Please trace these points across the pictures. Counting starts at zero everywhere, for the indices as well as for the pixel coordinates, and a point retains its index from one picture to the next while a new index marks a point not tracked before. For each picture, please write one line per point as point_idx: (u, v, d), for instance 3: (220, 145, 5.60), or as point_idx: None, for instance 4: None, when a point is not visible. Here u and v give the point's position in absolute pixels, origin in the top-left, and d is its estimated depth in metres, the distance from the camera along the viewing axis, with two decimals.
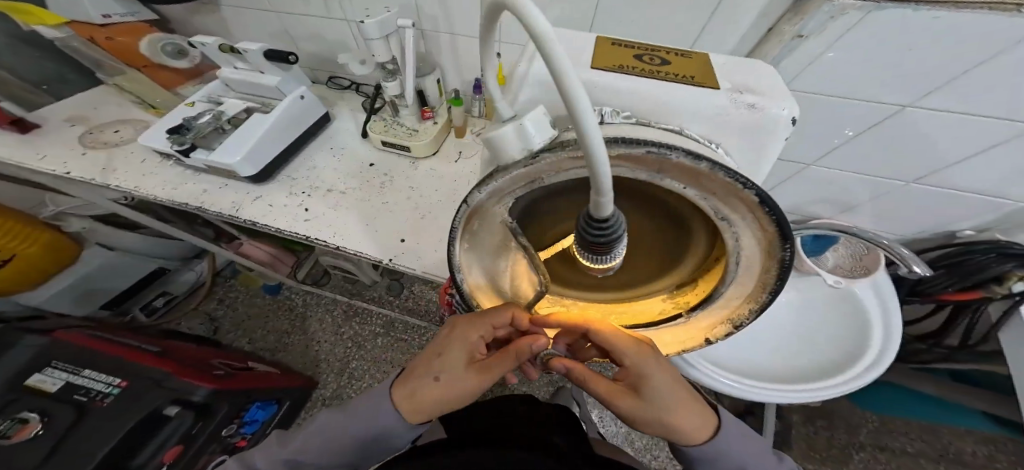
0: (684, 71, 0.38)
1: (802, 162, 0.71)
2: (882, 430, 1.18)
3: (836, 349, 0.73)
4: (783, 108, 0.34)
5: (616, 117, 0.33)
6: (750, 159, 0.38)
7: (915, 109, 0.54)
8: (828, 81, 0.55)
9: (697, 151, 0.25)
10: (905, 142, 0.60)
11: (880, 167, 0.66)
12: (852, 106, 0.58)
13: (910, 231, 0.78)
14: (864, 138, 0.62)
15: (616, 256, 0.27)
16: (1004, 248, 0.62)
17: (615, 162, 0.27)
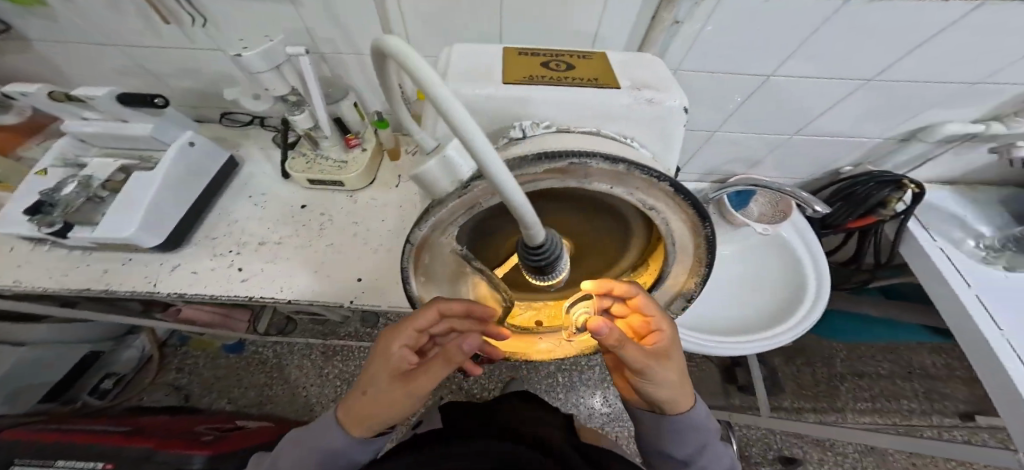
0: (589, 72, 0.41)
1: (704, 129, 0.73)
2: (855, 358, 1.29)
3: (781, 290, 0.78)
4: (676, 99, 0.36)
5: (539, 127, 0.36)
6: (663, 147, 0.40)
7: (778, 77, 0.59)
8: (715, 55, 0.57)
9: (615, 157, 0.28)
10: (783, 106, 0.64)
11: (783, 126, 0.69)
12: (725, 80, 0.61)
13: (802, 175, 0.84)
14: (747, 104, 0.66)
15: (562, 271, 0.30)
16: (880, 176, 0.67)
17: (544, 176, 0.29)
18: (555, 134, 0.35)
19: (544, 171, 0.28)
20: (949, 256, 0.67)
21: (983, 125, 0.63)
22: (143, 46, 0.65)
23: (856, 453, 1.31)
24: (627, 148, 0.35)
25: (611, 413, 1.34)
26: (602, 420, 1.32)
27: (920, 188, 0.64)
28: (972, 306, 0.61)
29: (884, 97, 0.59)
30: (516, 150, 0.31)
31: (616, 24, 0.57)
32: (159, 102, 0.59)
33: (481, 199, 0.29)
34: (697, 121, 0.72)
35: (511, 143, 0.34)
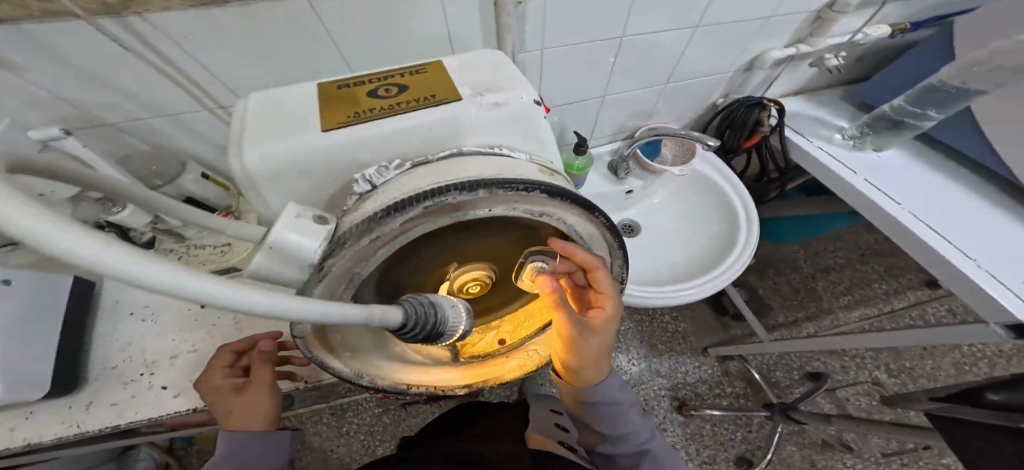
0: (423, 87, 0.31)
1: (596, 94, 0.76)
2: (814, 254, 1.42)
3: (718, 219, 0.88)
4: (522, 92, 0.33)
5: (388, 171, 0.28)
6: (539, 144, 0.35)
7: (629, 38, 0.63)
8: (563, 29, 0.58)
9: (469, 184, 0.27)
10: (646, 58, 0.69)
11: (652, 77, 0.75)
12: (582, 48, 0.63)
13: (691, 114, 0.91)
14: (618, 66, 0.70)
15: (457, 327, 0.29)
16: (749, 99, 0.83)
17: (412, 224, 0.28)
18: (414, 174, 0.28)
19: (403, 223, 0.27)
20: (827, 152, 0.81)
21: (793, 47, 0.77)
22: None
23: (870, 352, 1.35)
24: (494, 161, 0.31)
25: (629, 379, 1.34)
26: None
27: (778, 103, 0.82)
28: (863, 189, 0.75)
29: (715, 35, 0.69)
30: (361, 213, 0.26)
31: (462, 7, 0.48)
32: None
33: (353, 268, 0.27)
34: (589, 87, 0.73)
35: (359, 204, 0.27)
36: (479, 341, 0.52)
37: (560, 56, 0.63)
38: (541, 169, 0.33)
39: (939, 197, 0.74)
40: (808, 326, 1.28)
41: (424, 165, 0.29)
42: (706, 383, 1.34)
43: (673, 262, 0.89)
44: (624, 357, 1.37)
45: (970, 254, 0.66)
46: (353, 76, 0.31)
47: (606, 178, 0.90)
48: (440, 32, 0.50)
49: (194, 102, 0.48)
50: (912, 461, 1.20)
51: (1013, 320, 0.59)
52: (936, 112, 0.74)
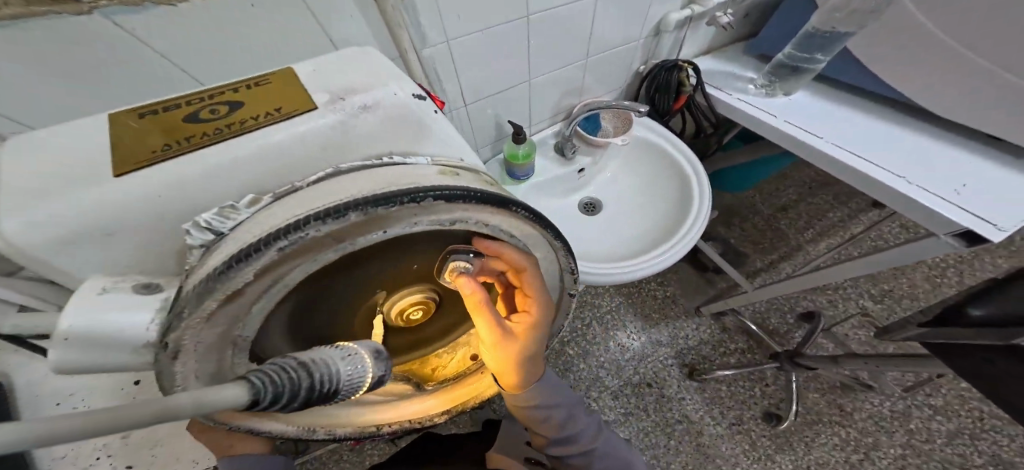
0: (264, 100, 0.25)
1: (521, 80, 0.73)
2: (768, 195, 1.47)
3: (672, 181, 0.87)
4: (393, 88, 0.27)
5: (235, 212, 0.21)
6: (437, 141, 0.29)
7: (534, 16, 0.61)
8: (455, 21, 0.54)
9: (328, 209, 0.19)
10: (556, 33, 0.67)
11: (571, 52, 0.74)
12: (492, 32, 0.59)
13: (620, 83, 0.91)
14: (533, 47, 0.67)
15: (361, 376, 0.22)
16: (665, 64, 0.85)
17: (274, 277, 0.21)
18: (271, 210, 0.22)
19: (262, 275, 0.20)
20: (746, 101, 0.83)
21: (687, 9, 0.78)
22: None
23: (850, 282, 1.38)
24: (375, 174, 0.24)
25: (633, 355, 1.33)
26: (632, 364, 1.31)
27: (692, 63, 0.84)
28: (787, 132, 0.76)
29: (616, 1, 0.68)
30: (200, 274, 0.20)
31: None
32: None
33: (231, 332, 0.22)
34: (512, 74, 0.70)
35: (199, 267, 0.20)
36: (451, 361, 0.48)
37: (469, 45, 0.59)
38: (442, 173, 0.26)
39: (859, 126, 0.76)
40: (785, 266, 1.31)
41: (291, 196, 0.22)
42: (708, 343, 1.34)
43: (640, 231, 0.88)
44: (623, 332, 1.37)
45: (900, 173, 0.67)
46: (167, 101, 0.26)
47: (554, 160, 0.87)
48: (317, 41, 0.45)
49: None
50: (934, 390, 1.21)
51: (959, 228, 0.60)
52: (823, 54, 0.76)
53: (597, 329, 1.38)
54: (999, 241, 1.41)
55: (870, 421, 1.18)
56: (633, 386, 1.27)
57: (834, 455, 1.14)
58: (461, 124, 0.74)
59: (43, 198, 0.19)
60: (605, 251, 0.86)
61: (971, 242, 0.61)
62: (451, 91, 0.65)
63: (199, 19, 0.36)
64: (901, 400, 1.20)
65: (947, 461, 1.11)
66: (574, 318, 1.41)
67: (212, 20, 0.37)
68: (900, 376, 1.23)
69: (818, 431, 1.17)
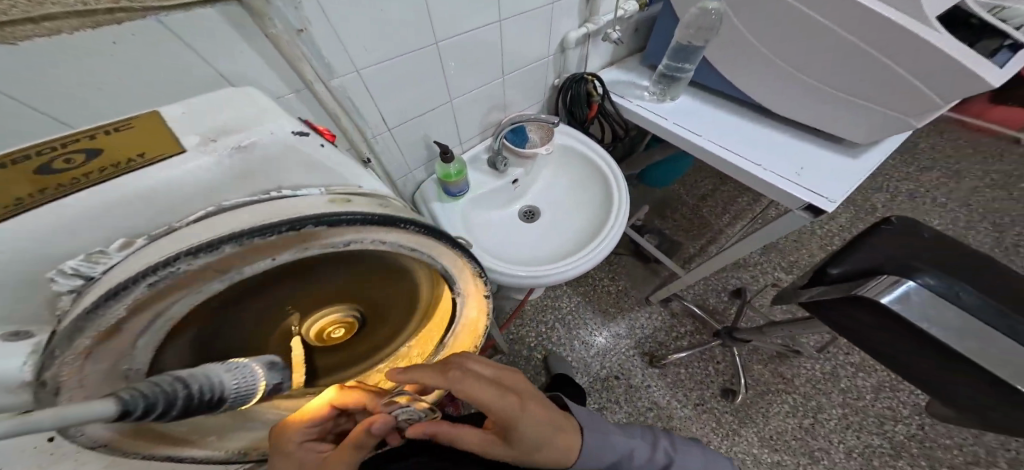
0: (123, 146, 0.26)
1: (443, 101, 0.76)
2: (690, 187, 1.64)
3: (595, 183, 0.95)
4: (271, 129, 0.29)
5: (107, 255, 0.22)
6: (329, 172, 0.30)
7: (443, 43, 0.66)
8: (360, 51, 0.56)
9: (198, 243, 0.20)
10: (466, 56, 0.72)
11: (486, 73, 0.79)
12: (402, 61, 0.63)
13: (540, 97, 0.99)
14: (448, 73, 0.72)
15: (244, 381, 0.28)
16: (574, 77, 0.95)
17: (153, 313, 0.22)
18: (150, 247, 0.22)
19: (136, 312, 0.21)
20: (643, 107, 0.95)
21: (584, 27, 0.88)
22: None
23: (766, 257, 1.58)
24: (259, 209, 0.25)
25: (598, 351, 1.40)
26: (598, 359, 1.38)
27: (596, 76, 0.95)
28: (674, 132, 0.89)
29: (517, 25, 0.75)
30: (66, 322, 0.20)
31: (216, 38, 0.44)
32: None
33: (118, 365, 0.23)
34: (429, 99, 0.73)
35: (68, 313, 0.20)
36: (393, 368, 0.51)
37: (380, 76, 0.62)
38: (333, 203, 0.27)
39: (731, 124, 0.90)
40: (712, 248, 1.47)
41: (172, 235, 0.23)
42: (662, 330, 1.45)
43: (575, 231, 0.94)
44: (585, 330, 1.44)
45: (757, 162, 0.81)
46: None
47: (487, 173, 0.91)
48: (205, 73, 0.46)
49: None
50: (850, 349, 1.38)
51: (804, 203, 0.75)
52: (688, 64, 0.90)
53: (562, 331, 1.44)
54: (868, 208, 1.68)
55: (809, 385, 1.32)
56: (603, 380, 1.33)
57: (789, 422, 1.25)
58: (390, 149, 0.77)
59: None
60: (542, 253, 0.92)
61: (817, 213, 0.75)
62: (370, 118, 0.67)
63: (66, 57, 0.36)
64: (827, 362, 1.37)
65: (882, 416, 1.26)
66: (537, 323, 1.45)
67: (80, 54, 0.37)
68: (819, 338, 1.41)
69: (771, 401, 1.29)
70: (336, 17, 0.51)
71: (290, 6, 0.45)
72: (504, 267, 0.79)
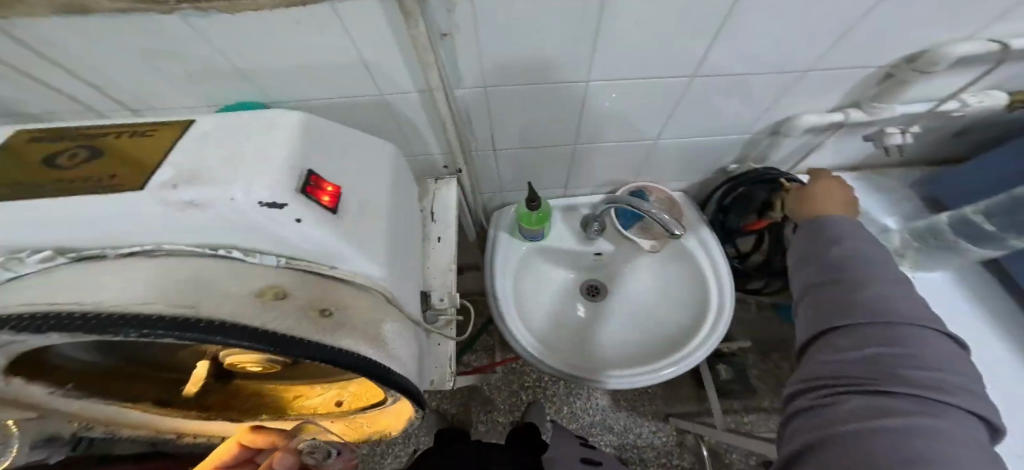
0: (112, 164, 0.26)
1: (568, 143, 0.62)
2: None
3: (688, 299, 0.76)
4: (232, 193, 0.25)
5: (25, 262, 0.23)
6: (290, 247, 0.29)
7: (595, 85, 0.50)
8: (495, 73, 0.46)
9: (72, 322, 0.20)
10: (623, 108, 0.55)
11: (644, 128, 0.60)
12: (548, 89, 0.50)
13: (697, 174, 0.76)
14: (586, 116, 0.56)
15: None
16: (764, 174, 0.69)
17: (22, 345, 0.21)
18: (76, 271, 0.23)
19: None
20: None
21: (836, 114, 0.60)
22: None
23: None
24: (168, 266, 0.25)
25: (580, 426, 1.17)
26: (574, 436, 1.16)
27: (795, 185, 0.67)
28: None
29: (720, 93, 0.54)
30: None
31: (368, 27, 0.38)
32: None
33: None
34: (556, 133, 0.59)
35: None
36: (318, 396, 0.44)
37: (505, 98, 0.51)
38: (259, 297, 0.27)
39: (972, 351, 0.66)
40: None
41: (93, 287, 0.22)
42: (654, 450, 1.15)
43: (625, 339, 0.78)
44: (582, 403, 1.20)
45: None
46: (68, 137, 0.29)
47: (574, 232, 0.78)
48: (348, 58, 0.43)
49: (60, 89, 0.43)
50: None
51: None
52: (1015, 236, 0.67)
53: (561, 389, 1.20)
54: None
55: None
56: None
57: None
58: (488, 164, 0.68)
59: None
60: (573, 337, 0.78)
61: None
62: (479, 135, 0.59)
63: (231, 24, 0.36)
64: None
65: None
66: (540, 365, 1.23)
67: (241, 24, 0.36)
68: None
69: None
70: (488, 29, 0.39)
71: (444, 8, 0.36)
72: (524, 340, 0.68)
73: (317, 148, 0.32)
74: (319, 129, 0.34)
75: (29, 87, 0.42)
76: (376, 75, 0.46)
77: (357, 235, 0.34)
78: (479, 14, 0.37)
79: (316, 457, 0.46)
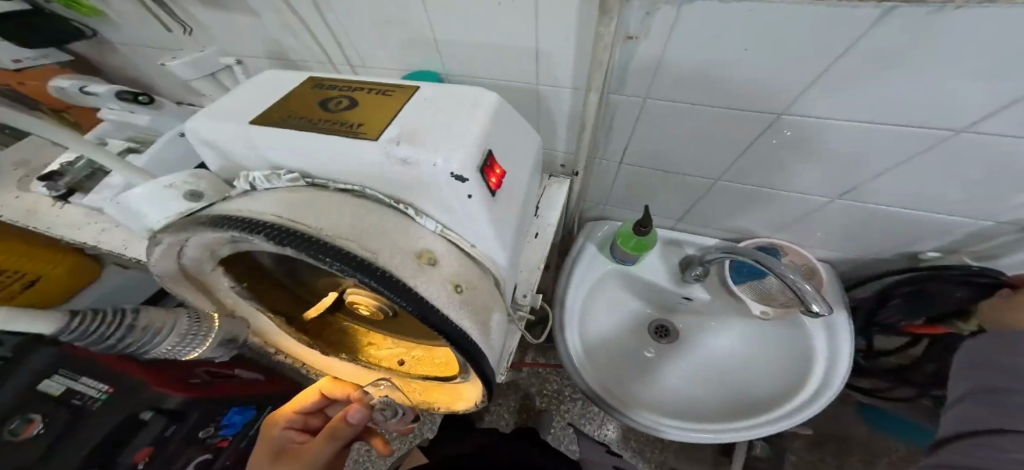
0: (358, 114, 0.28)
1: (710, 177, 0.55)
2: None
3: (778, 368, 0.68)
4: (435, 159, 0.25)
5: (277, 179, 0.27)
6: (452, 215, 0.30)
7: (791, 118, 0.40)
8: (666, 85, 0.41)
9: (284, 237, 0.23)
10: (799, 152, 0.45)
11: (821, 184, 0.50)
12: (724, 116, 0.43)
13: (867, 251, 0.62)
14: (755, 149, 0.47)
15: None
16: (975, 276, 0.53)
17: (242, 244, 0.26)
18: (292, 191, 0.27)
19: (228, 237, 0.25)
20: None
21: None
22: (138, 45, 0.64)
23: None
24: (358, 207, 0.28)
25: None
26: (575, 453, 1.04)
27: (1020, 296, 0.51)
28: None
29: (951, 173, 0.41)
30: (216, 207, 0.25)
31: (558, 13, 0.37)
32: (146, 101, 0.58)
33: (213, 250, 0.27)
34: (709, 163, 0.52)
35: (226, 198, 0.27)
36: (386, 349, 0.45)
37: (664, 115, 0.46)
38: (418, 258, 0.28)
39: None
40: None
41: (302, 210, 0.26)
42: None
43: (689, 390, 0.70)
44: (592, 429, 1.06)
45: None
46: (332, 80, 0.32)
47: (669, 269, 0.72)
48: (522, 46, 0.44)
49: (291, 23, 0.50)
50: None
51: None
52: None
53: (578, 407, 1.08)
54: None
55: None
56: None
57: None
58: (606, 176, 0.65)
59: (229, 123, 0.27)
60: (623, 368, 0.72)
61: None
62: (613, 146, 0.56)
63: None
64: None
65: None
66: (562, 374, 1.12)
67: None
68: None
69: None
70: (679, 41, 0.34)
71: (643, 13, 0.32)
72: (576, 357, 0.64)
73: (498, 132, 0.31)
74: (506, 120, 0.33)
75: (294, 27, 0.50)
76: (541, 65, 0.45)
77: (501, 220, 0.35)
78: (681, 22, 0.32)
79: (386, 414, 0.45)
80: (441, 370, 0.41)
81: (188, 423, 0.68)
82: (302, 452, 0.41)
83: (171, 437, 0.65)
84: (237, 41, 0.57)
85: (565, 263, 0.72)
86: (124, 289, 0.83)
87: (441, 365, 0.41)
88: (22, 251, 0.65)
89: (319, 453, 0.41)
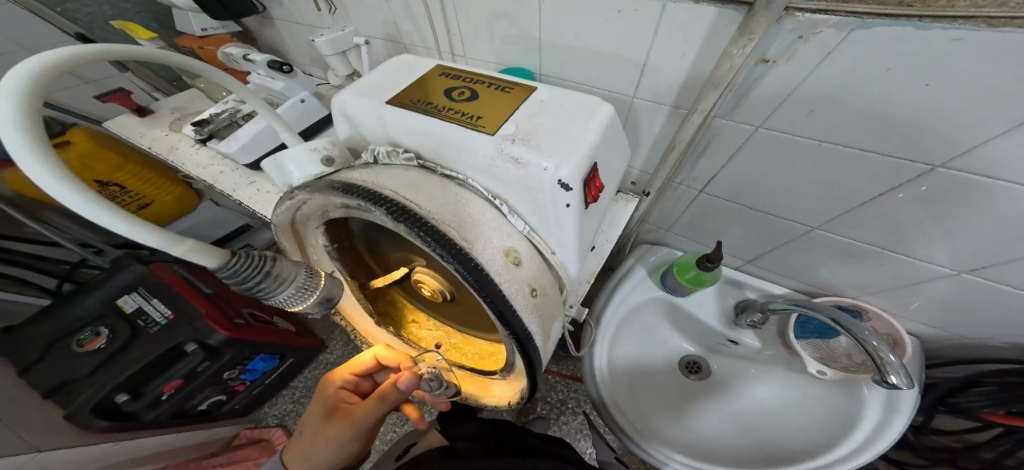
0: (478, 108, 0.30)
1: (805, 222, 0.52)
2: None
3: (824, 417, 0.60)
4: (546, 164, 0.25)
5: (395, 157, 0.30)
6: (545, 221, 0.29)
7: (943, 171, 0.35)
8: (786, 115, 0.38)
9: (399, 213, 0.24)
10: (927, 211, 0.40)
11: (942, 253, 0.44)
12: (847, 157, 0.39)
13: (978, 339, 0.54)
14: (877, 204, 0.43)
15: (293, 303, 0.27)
16: None
17: (356, 211, 0.27)
18: (407, 171, 0.29)
19: (345, 203, 0.27)
20: None
21: None
22: (275, 15, 0.72)
23: None
24: (463, 195, 0.28)
25: None
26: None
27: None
28: None
29: None
30: (345, 177, 0.28)
31: (689, 31, 0.36)
32: (287, 70, 0.61)
33: (329, 210, 0.30)
34: (806, 205, 0.49)
35: (354, 167, 0.30)
36: (429, 330, 0.47)
37: (775, 147, 0.43)
38: (506, 256, 0.27)
39: None
40: None
41: (413, 189, 0.27)
42: None
43: (704, 426, 0.64)
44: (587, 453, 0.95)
45: None
46: (457, 71, 0.35)
47: (721, 311, 0.68)
48: (633, 56, 0.42)
49: (419, 12, 0.54)
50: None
51: None
52: None
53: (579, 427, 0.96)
54: None
55: None
56: None
57: None
58: (678, 201, 0.62)
59: (374, 105, 0.31)
60: (644, 392, 0.66)
61: None
62: (698, 171, 0.53)
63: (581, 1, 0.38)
64: None
65: None
66: (570, 385, 0.95)
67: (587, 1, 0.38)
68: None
69: None
70: (825, 72, 0.32)
71: (795, 35, 0.31)
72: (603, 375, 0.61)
73: (607, 145, 0.31)
74: (614, 133, 0.33)
75: (420, 15, 0.54)
76: (646, 81, 0.44)
77: (586, 233, 0.34)
78: (840, 48, 0.30)
79: (431, 385, 0.42)
80: (484, 363, 0.42)
81: (220, 362, 0.72)
82: (352, 411, 0.44)
83: (202, 372, 0.70)
84: (365, 23, 0.62)
85: (609, 280, 0.69)
86: (210, 224, 0.93)
87: (484, 360, 0.42)
88: (142, 175, 0.76)
89: (366, 414, 0.42)
